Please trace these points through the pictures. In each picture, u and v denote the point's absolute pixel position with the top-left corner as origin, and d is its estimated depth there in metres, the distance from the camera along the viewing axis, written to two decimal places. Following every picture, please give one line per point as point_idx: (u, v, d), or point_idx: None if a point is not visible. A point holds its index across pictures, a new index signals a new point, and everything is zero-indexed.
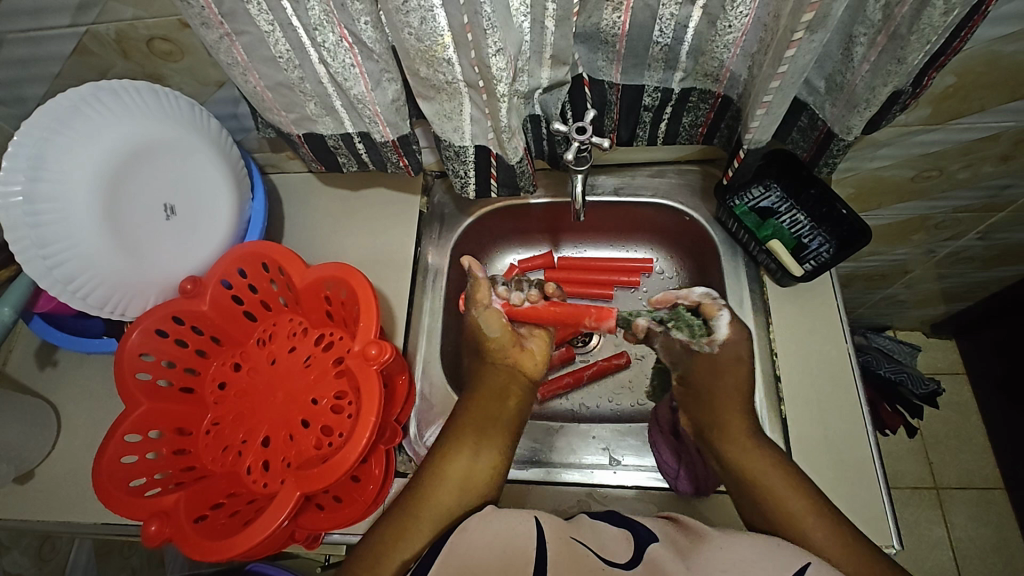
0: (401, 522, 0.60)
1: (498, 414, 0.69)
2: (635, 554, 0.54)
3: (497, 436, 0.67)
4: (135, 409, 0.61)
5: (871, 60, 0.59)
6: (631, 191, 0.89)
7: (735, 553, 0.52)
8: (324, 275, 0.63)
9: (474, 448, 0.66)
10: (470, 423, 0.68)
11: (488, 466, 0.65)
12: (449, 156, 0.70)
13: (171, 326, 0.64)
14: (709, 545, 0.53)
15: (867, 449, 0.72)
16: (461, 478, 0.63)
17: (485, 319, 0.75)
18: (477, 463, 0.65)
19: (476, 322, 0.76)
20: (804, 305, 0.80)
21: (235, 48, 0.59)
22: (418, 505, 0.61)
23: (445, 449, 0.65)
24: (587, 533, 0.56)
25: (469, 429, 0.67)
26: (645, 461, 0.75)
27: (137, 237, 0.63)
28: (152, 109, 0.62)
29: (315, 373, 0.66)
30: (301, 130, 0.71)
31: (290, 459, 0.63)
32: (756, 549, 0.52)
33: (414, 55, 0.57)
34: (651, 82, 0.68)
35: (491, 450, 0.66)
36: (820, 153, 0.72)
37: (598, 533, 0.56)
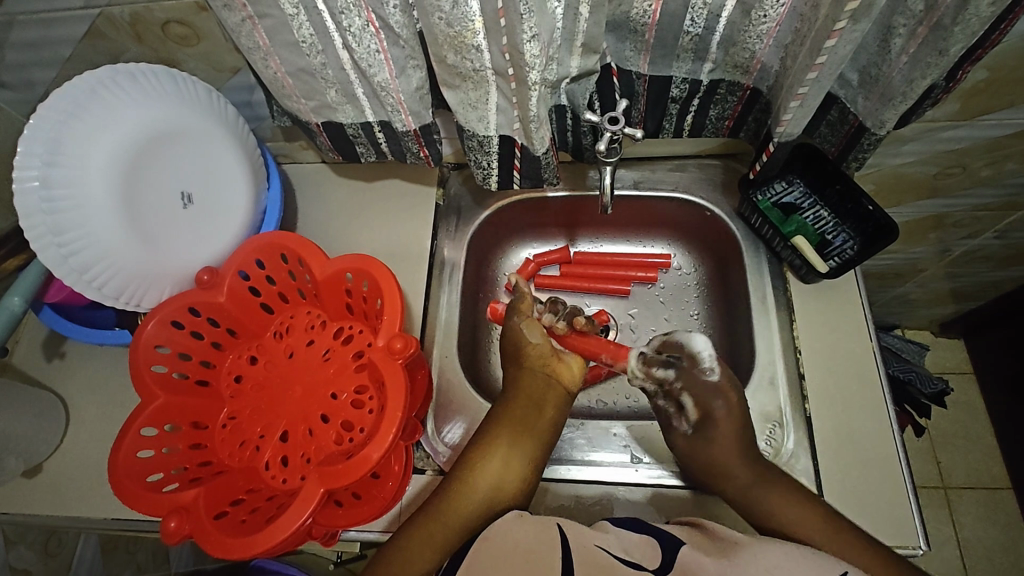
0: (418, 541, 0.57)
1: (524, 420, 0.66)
2: (664, 561, 0.53)
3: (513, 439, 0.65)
4: (150, 402, 0.59)
5: (910, 52, 0.58)
6: (652, 185, 0.87)
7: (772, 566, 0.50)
8: (344, 267, 0.62)
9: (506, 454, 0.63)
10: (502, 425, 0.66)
11: (524, 475, 0.63)
12: (471, 147, 0.68)
13: (188, 317, 0.63)
14: (741, 557, 0.51)
15: (893, 449, 0.71)
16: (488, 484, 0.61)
17: (528, 326, 0.71)
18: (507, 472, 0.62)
19: (516, 329, 0.72)
20: (829, 302, 0.79)
21: (257, 31, 0.58)
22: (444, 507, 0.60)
23: (472, 456, 0.63)
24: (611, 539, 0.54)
25: (504, 435, 0.65)
26: (667, 458, 0.73)
27: (153, 224, 0.61)
28: (170, 93, 0.60)
29: (334, 368, 0.65)
30: (320, 118, 0.69)
31: (310, 455, 0.61)
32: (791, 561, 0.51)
33: (443, 41, 0.55)
34: (679, 73, 0.67)
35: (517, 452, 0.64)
36: (849, 148, 0.71)
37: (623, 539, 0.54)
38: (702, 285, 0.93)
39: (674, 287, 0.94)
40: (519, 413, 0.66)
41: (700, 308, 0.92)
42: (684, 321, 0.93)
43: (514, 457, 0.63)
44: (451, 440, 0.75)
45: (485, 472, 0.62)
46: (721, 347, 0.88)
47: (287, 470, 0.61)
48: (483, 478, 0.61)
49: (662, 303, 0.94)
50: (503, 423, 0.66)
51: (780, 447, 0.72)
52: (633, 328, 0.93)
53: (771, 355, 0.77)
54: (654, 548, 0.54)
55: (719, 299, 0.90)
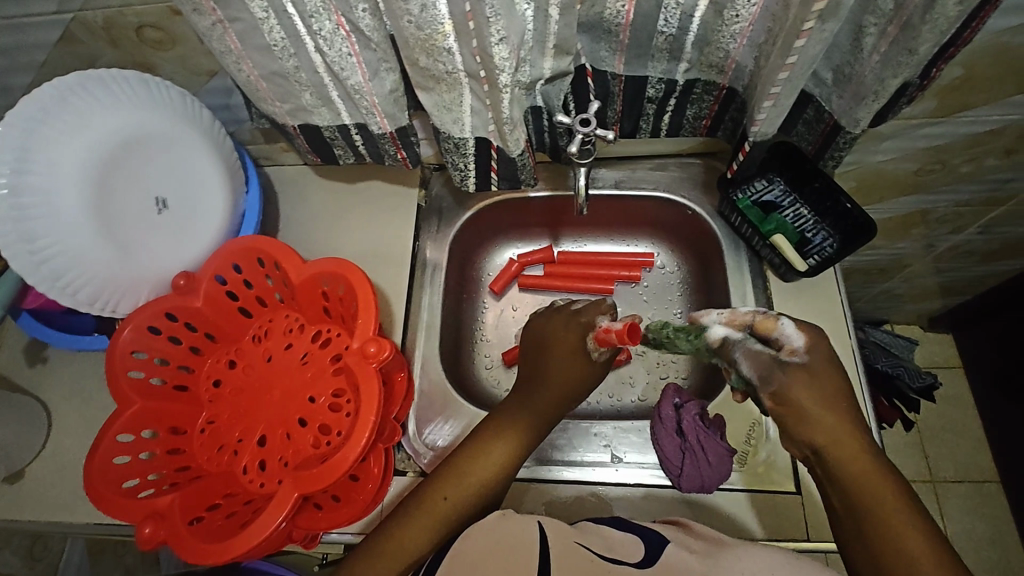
0: (389, 549, 0.57)
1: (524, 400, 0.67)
2: (647, 556, 0.52)
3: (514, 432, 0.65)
4: (127, 408, 0.59)
5: (881, 52, 0.58)
6: (633, 184, 0.88)
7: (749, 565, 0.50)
8: (321, 271, 0.62)
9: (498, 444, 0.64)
10: (491, 429, 0.65)
11: (505, 482, 0.63)
12: (448, 149, 0.68)
13: (164, 322, 0.63)
14: (725, 555, 0.51)
15: (870, 446, 0.71)
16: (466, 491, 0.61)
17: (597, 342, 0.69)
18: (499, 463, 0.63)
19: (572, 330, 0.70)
20: (808, 300, 0.79)
21: (229, 35, 0.58)
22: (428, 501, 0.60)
23: (455, 461, 0.63)
24: (593, 537, 0.54)
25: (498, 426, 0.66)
26: (647, 458, 0.74)
27: (127, 230, 0.61)
28: (142, 98, 0.60)
29: (312, 371, 0.65)
30: (296, 121, 0.69)
31: (287, 459, 0.61)
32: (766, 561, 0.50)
33: (414, 44, 0.55)
34: (655, 73, 0.67)
35: (505, 450, 0.64)
36: (826, 146, 0.71)
37: (605, 537, 0.55)
38: (684, 284, 0.93)
39: (658, 286, 0.94)
40: (516, 412, 0.66)
41: (682, 307, 0.93)
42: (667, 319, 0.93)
43: (497, 462, 0.63)
44: (432, 441, 0.75)
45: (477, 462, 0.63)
46: None
47: (264, 474, 0.61)
48: (463, 485, 0.61)
49: (645, 302, 0.94)
50: (502, 417, 0.67)
51: (759, 446, 0.72)
52: None
53: None
54: (638, 544, 0.54)
55: (700, 298, 0.91)
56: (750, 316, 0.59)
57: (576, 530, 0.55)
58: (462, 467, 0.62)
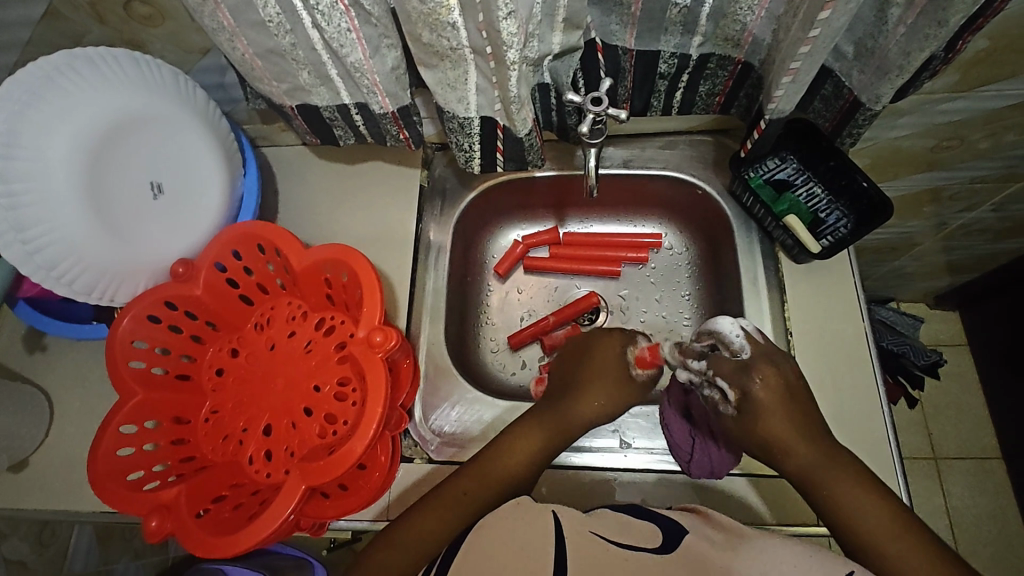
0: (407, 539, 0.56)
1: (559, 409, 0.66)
2: (666, 547, 0.51)
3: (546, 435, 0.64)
4: (130, 399, 0.58)
5: (908, 23, 0.54)
6: (641, 163, 0.85)
7: (773, 557, 0.49)
8: (324, 257, 0.60)
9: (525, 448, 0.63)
10: (523, 425, 0.65)
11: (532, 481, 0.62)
12: (452, 129, 0.66)
13: (164, 311, 0.62)
14: (744, 549, 0.50)
15: (882, 430, 0.70)
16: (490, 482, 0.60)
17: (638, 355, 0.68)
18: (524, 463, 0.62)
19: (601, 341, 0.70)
20: (820, 282, 0.77)
21: (221, 11, 0.55)
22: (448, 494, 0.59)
23: (483, 456, 0.62)
24: (608, 524, 0.53)
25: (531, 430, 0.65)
26: (655, 443, 0.73)
27: (122, 217, 0.59)
28: (133, 77, 0.58)
29: (316, 360, 0.63)
30: (294, 101, 0.67)
31: (293, 449, 0.60)
32: (790, 551, 0.49)
33: (416, 18, 0.53)
34: (667, 47, 0.64)
35: (531, 450, 0.63)
36: (844, 123, 0.69)
37: (622, 524, 0.53)
38: (693, 266, 0.92)
39: (665, 268, 0.93)
40: (545, 413, 0.66)
41: (691, 289, 0.91)
42: (674, 301, 0.91)
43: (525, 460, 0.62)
44: (438, 427, 0.75)
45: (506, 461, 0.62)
46: None
47: (270, 464, 0.60)
48: (487, 479, 0.60)
49: (653, 284, 0.93)
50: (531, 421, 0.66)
51: None
52: (624, 309, 0.92)
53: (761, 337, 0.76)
54: (656, 535, 0.53)
55: (710, 279, 0.89)
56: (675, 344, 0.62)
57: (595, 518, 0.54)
58: (489, 460, 0.62)
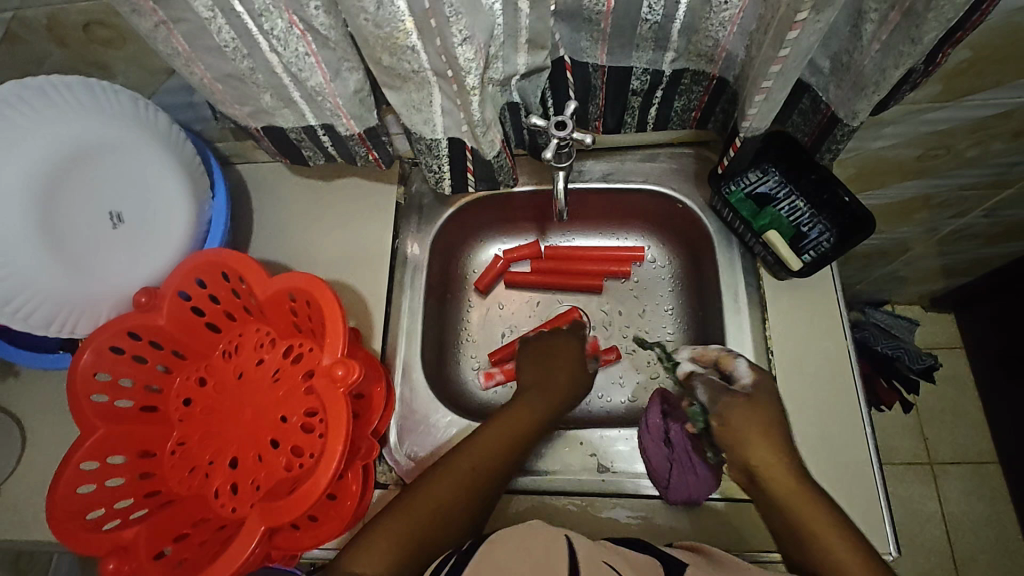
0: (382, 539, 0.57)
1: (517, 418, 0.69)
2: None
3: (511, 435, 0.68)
4: (91, 435, 0.57)
5: (882, 39, 0.53)
6: (621, 177, 0.83)
7: None
8: (288, 286, 0.59)
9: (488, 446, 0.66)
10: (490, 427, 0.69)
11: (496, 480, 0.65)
12: (420, 150, 0.64)
13: (127, 342, 0.60)
14: None
15: (864, 452, 0.69)
16: (456, 484, 0.63)
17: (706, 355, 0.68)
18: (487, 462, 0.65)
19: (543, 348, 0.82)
20: (802, 299, 0.75)
21: (174, 37, 0.53)
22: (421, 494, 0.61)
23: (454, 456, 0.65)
24: (617, 557, 0.52)
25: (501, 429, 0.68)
26: (635, 468, 0.72)
27: (80, 247, 0.58)
28: (86, 105, 0.57)
29: (284, 389, 0.62)
30: (259, 123, 0.65)
31: (260, 483, 0.59)
32: None
33: (374, 43, 0.51)
34: (640, 63, 0.63)
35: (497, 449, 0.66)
36: (823, 138, 0.67)
37: (629, 560, 0.52)
38: (675, 280, 0.90)
39: (648, 282, 0.91)
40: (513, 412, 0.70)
41: (674, 303, 0.90)
42: (658, 316, 0.90)
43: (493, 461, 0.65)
44: (413, 452, 0.73)
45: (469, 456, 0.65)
46: (694, 343, 0.86)
47: (236, 498, 0.59)
48: (456, 475, 0.63)
49: (636, 298, 0.91)
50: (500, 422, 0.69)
51: None
52: (607, 325, 0.91)
53: (742, 356, 0.74)
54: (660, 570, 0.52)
55: (693, 294, 0.87)
56: (716, 353, 0.67)
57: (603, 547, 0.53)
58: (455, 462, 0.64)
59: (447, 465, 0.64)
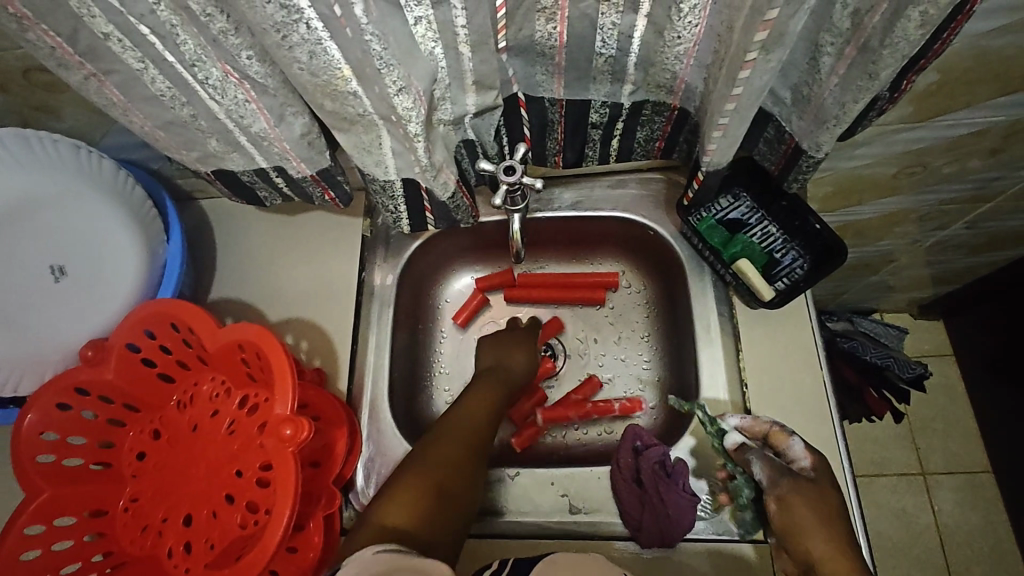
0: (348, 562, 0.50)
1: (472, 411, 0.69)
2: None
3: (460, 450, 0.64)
4: (35, 497, 0.55)
5: (840, 73, 0.51)
6: (590, 206, 0.82)
7: None
8: (239, 338, 0.56)
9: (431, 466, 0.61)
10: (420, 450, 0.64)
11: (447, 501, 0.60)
12: (375, 190, 0.62)
13: (73, 399, 0.58)
14: None
15: (843, 486, 0.67)
16: (464, 431, 0.66)
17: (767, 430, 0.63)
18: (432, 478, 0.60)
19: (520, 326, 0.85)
20: (777, 329, 0.74)
21: (107, 88, 0.51)
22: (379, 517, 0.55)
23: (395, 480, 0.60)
24: None
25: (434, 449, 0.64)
26: (607, 508, 0.69)
27: (20, 301, 0.58)
28: (21, 158, 0.57)
29: (239, 442, 0.60)
30: (209, 167, 0.63)
31: (213, 542, 0.57)
32: None
33: (314, 90, 0.49)
34: (598, 95, 0.61)
35: (441, 467, 0.61)
36: (789, 168, 0.64)
37: None
38: (651, 307, 0.88)
39: (624, 309, 0.89)
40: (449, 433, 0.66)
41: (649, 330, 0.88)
42: (633, 344, 0.88)
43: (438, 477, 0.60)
44: None
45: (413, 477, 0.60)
46: (671, 372, 0.84)
47: (188, 559, 0.57)
48: (404, 498, 0.57)
49: (611, 325, 0.89)
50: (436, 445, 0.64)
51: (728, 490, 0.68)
52: (583, 353, 0.89)
53: (715, 388, 0.72)
54: None
55: (668, 321, 0.86)
56: (769, 426, 0.63)
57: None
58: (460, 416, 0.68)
59: (446, 422, 0.67)
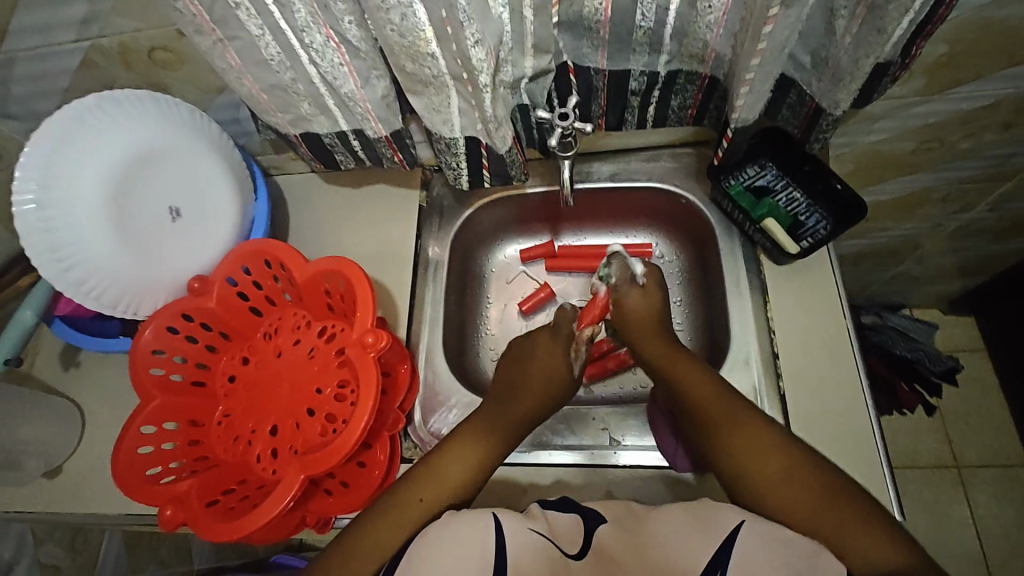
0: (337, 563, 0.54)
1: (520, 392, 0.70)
2: (584, 542, 0.52)
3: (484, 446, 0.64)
4: (149, 402, 0.64)
5: (853, 32, 0.59)
6: (627, 176, 0.90)
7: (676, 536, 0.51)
8: (323, 269, 0.66)
9: (457, 456, 0.62)
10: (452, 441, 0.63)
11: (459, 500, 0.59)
12: (441, 149, 0.72)
13: (181, 323, 0.67)
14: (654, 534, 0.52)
15: (867, 423, 0.72)
16: (494, 426, 0.66)
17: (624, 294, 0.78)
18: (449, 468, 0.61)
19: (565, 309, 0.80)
20: (802, 282, 0.79)
21: (229, 53, 0.62)
22: (382, 511, 0.57)
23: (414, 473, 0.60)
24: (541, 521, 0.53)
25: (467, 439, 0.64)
26: (645, 441, 0.75)
27: (145, 238, 0.67)
28: (153, 115, 0.66)
29: (319, 365, 0.69)
30: (298, 130, 0.73)
31: (297, 447, 0.65)
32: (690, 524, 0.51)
33: (399, 51, 0.58)
34: (637, 66, 0.69)
35: (468, 456, 0.62)
36: (810, 129, 0.72)
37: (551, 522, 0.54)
38: (683, 273, 0.95)
39: (657, 276, 0.96)
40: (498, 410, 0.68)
41: (682, 295, 0.94)
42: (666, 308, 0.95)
43: (452, 480, 0.60)
44: (437, 430, 0.79)
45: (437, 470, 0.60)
46: (703, 332, 0.90)
47: (276, 462, 0.65)
48: (417, 493, 0.58)
49: None
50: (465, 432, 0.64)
51: None
52: None
53: (745, 336, 0.78)
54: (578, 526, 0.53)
55: (700, 285, 0.92)
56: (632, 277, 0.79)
57: (525, 516, 0.54)
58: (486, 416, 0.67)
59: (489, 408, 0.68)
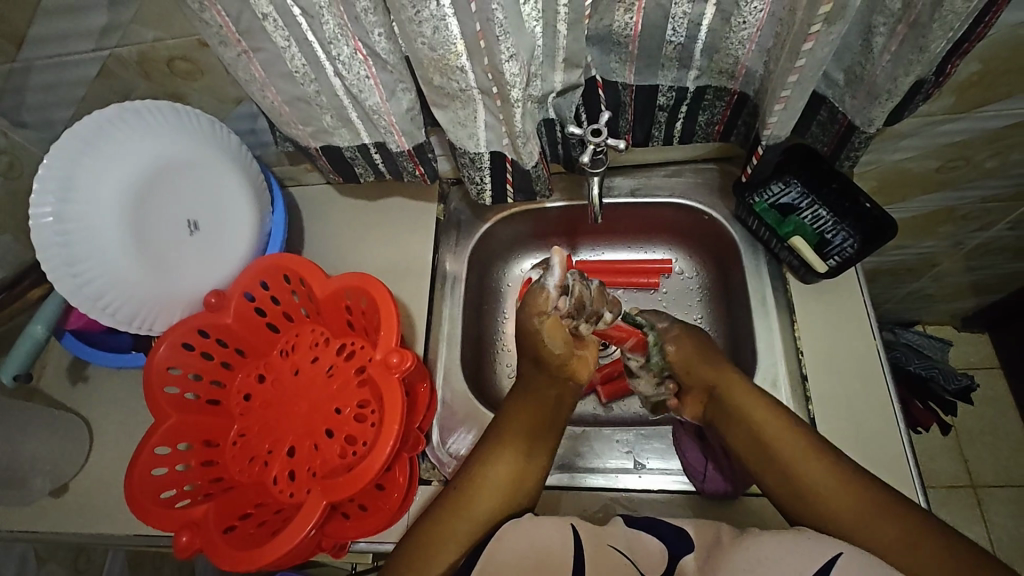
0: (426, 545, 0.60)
1: (528, 415, 0.67)
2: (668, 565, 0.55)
3: (528, 436, 0.67)
4: (164, 422, 0.62)
5: (892, 50, 0.58)
6: (648, 192, 0.88)
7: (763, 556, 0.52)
8: (344, 286, 0.64)
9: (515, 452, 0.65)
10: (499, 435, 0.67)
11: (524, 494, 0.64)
12: (464, 163, 0.70)
13: (197, 339, 0.66)
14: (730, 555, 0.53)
15: (900, 448, 0.70)
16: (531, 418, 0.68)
17: (549, 333, 0.64)
18: (522, 463, 0.65)
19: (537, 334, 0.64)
20: (830, 301, 0.78)
21: (253, 64, 0.61)
22: (463, 499, 0.63)
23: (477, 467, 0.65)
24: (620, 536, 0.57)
25: (519, 424, 0.67)
26: (670, 464, 0.73)
27: (162, 251, 0.65)
28: (173, 126, 0.64)
29: (338, 384, 0.67)
30: (318, 143, 0.72)
31: (315, 469, 0.63)
32: (783, 547, 0.52)
33: (428, 64, 0.57)
34: (665, 81, 0.68)
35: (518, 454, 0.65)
36: (842, 146, 0.71)
37: (634, 541, 0.56)
38: (703, 290, 0.93)
39: (677, 293, 0.95)
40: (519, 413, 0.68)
41: (702, 313, 0.93)
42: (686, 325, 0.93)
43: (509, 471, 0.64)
44: (455, 451, 0.76)
45: (498, 467, 0.64)
46: (725, 350, 0.88)
47: (294, 484, 0.63)
48: (487, 485, 0.63)
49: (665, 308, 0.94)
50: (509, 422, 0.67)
51: None
52: None
53: (772, 357, 0.76)
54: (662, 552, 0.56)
55: (721, 302, 0.91)
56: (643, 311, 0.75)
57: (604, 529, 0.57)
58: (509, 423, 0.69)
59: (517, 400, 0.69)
